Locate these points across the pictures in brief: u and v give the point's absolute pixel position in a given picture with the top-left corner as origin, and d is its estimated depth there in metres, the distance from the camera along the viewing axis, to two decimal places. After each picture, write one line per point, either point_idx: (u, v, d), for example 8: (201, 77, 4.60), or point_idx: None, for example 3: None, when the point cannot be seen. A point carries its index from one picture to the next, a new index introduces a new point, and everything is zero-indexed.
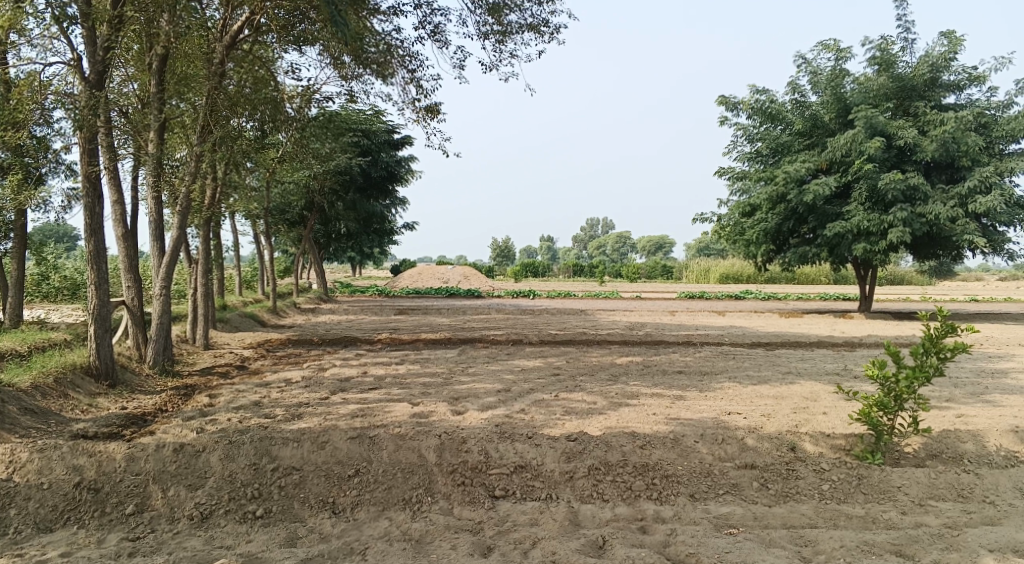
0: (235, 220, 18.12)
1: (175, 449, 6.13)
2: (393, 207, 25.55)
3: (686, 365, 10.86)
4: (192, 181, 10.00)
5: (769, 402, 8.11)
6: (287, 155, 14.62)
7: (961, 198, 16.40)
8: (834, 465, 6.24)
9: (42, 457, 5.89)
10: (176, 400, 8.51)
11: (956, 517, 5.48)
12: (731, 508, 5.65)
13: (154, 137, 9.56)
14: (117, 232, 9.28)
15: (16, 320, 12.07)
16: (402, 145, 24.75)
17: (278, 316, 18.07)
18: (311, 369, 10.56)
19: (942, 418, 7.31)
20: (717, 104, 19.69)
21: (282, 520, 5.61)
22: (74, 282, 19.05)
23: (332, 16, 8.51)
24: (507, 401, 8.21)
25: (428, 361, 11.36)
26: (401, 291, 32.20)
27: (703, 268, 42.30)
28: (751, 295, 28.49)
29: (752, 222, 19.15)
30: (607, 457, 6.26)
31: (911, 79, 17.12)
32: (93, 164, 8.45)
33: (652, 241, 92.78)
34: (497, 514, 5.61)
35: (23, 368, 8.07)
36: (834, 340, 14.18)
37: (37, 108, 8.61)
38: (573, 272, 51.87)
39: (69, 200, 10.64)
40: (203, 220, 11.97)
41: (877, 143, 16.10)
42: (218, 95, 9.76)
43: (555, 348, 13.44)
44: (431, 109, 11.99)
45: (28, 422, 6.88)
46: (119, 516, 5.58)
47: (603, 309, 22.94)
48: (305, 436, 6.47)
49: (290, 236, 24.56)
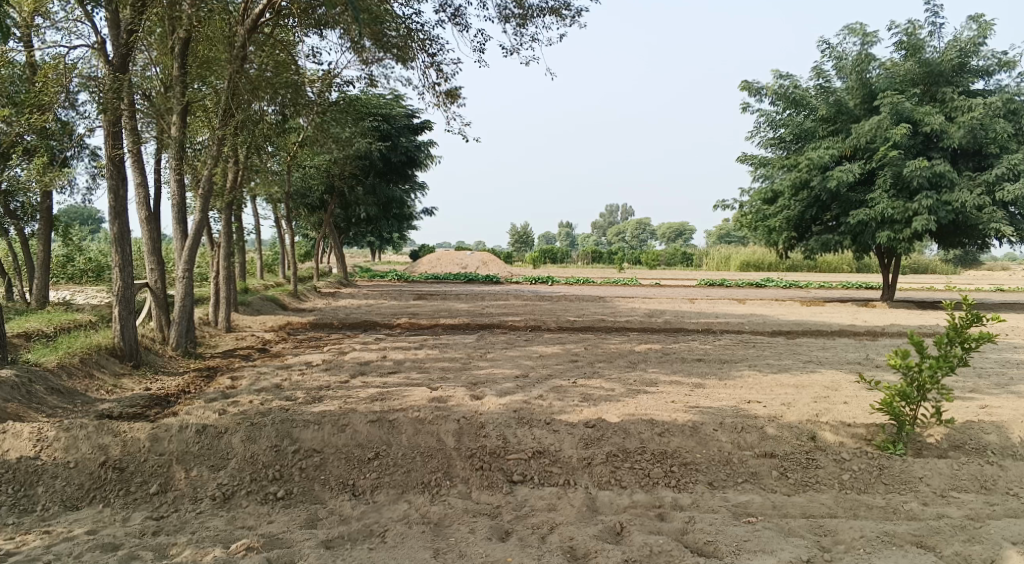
0: (256, 204, 18.27)
1: (198, 431, 6.22)
2: (412, 193, 25.58)
3: (705, 353, 10.81)
4: (215, 165, 10.07)
5: (789, 391, 8.06)
6: (307, 140, 14.67)
7: (988, 185, 16.09)
8: (854, 455, 6.17)
9: (68, 436, 5.99)
10: (199, 382, 8.63)
11: (979, 509, 5.41)
12: (749, 497, 5.63)
13: (176, 121, 9.62)
14: (140, 216, 9.40)
15: (43, 302, 12.29)
16: (421, 130, 24.74)
17: (299, 300, 18.23)
18: (331, 353, 10.66)
19: (966, 408, 7.21)
20: (740, 89, 19.41)
21: (303, 502, 5.69)
22: (99, 264, 19.36)
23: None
24: (525, 387, 8.23)
25: (447, 346, 11.41)
26: (419, 276, 32.29)
27: (723, 255, 42.02)
28: (771, 283, 28.20)
29: (774, 209, 18.91)
30: (626, 444, 6.26)
31: (939, 64, 16.73)
32: (117, 148, 8.51)
33: (671, 228, 92.15)
34: (515, 499, 5.63)
35: (50, 349, 8.22)
36: (856, 329, 14.02)
37: (62, 92, 8.70)
38: (592, 258, 51.75)
39: (94, 183, 10.76)
40: (225, 205, 12.07)
41: (903, 129, 15.84)
42: (240, 78, 9.76)
43: (573, 334, 13.44)
44: (450, 94, 11.96)
45: (54, 401, 7.02)
46: (143, 495, 5.69)
47: (622, 295, 22.89)
48: (325, 419, 6.53)
49: (310, 220, 24.71)
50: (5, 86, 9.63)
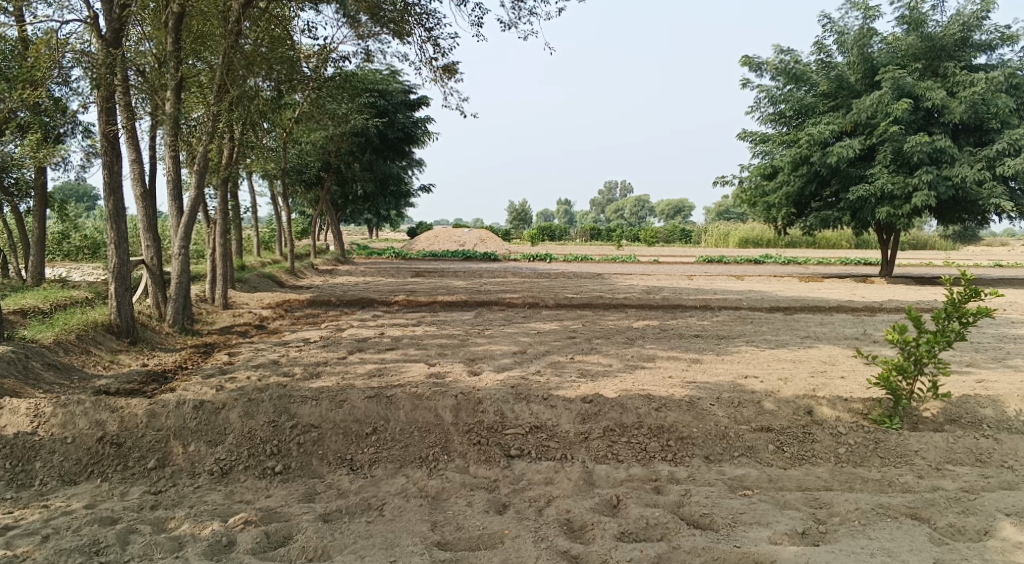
0: (253, 181, 18.16)
1: (195, 406, 6.21)
2: (410, 169, 25.43)
3: (702, 328, 10.83)
4: (210, 141, 9.95)
5: (786, 366, 8.09)
6: (303, 116, 14.52)
7: (988, 160, 16.02)
8: (851, 429, 6.20)
9: (65, 412, 5.99)
10: (196, 358, 8.63)
11: (973, 481, 5.45)
12: (745, 470, 5.66)
13: (171, 97, 9.47)
14: (136, 192, 9.32)
15: (39, 278, 12.24)
16: (419, 106, 24.52)
17: (296, 277, 18.18)
18: (329, 330, 10.66)
19: (962, 382, 7.25)
20: (740, 65, 19.22)
21: (301, 476, 5.71)
22: (95, 241, 19.28)
23: None
24: (522, 363, 8.24)
25: (445, 323, 11.41)
26: (417, 254, 32.24)
27: (722, 233, 41.96)
28: (769, 259, 28.19)
29: (773, 185, 18.80)
30: (622, 419, 6.28)
31: (941, 39, 16.53)
32: (112, 124, 8.41)
33: (670, 204, 91.88)
34: (512, 473, 5.65)
35: (46, 325, 8.18)
36: (854, 305, 14.03)
37: (54, 67, 8.57)
38: (590, 236, 51.68)
39: (89, 160, 10.66)
40: (221, 181, 11.94)
41: (904, 104, 15.71)
42: (235, 54, 9.65)
43: (571, 311, 13.44)
44: (447, 68, 11.81)
45: (51, 377, 7.02)
46: (141, 470, 5.70)
47: (620, 272, 22.87)
48: (323, 395, 6.54)
49: (307, 198, 24.57)
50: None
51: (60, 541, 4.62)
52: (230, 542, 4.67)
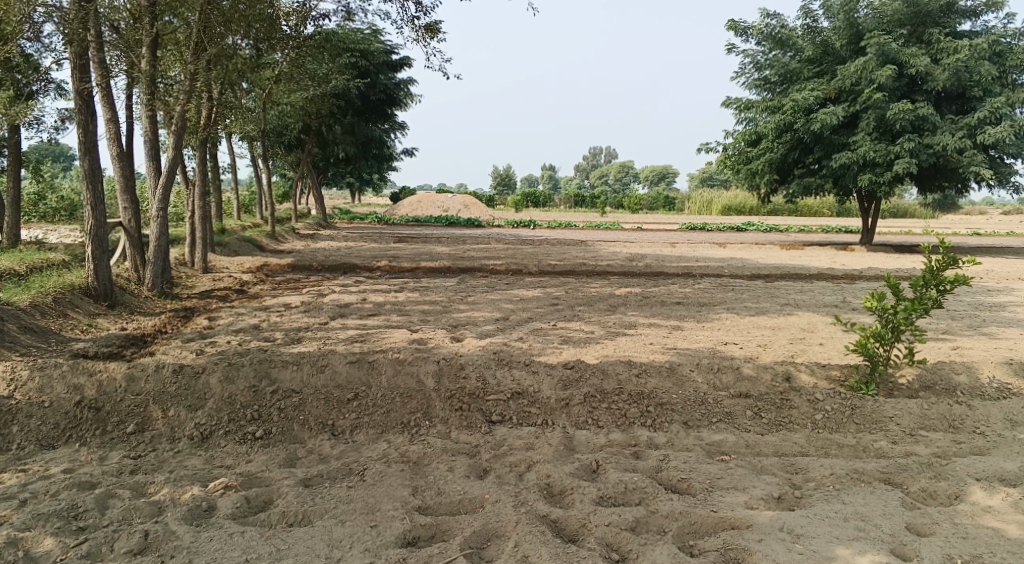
0: (231, 142, 17.82)
1: (175, 370, 6.21)
2: (392, 131, 25.07)
3: (685, 296, 10.89)
4: (187, 101, 9.50)
5: (767, 333, 8.17)
6: (283, 75, 14.20)
7: (969, 129, 16.09)
8: (828, 396, 6.28)
9: (42, 375, 5.95)
10: (176, 323, 8.54)
11: (946, 447, 5.56)
12: (723, 436, 5.73)
13: (146, 54, 9.22)
14: (112, 152, 9.11)
15: (13, 240, 11.97)
16: (401, 67, 24.09)
17: (278, 242, 17.98)
18: (310, 295, 10.57)
19: (938, 350, 7.36)
20: (726, 29, 19.07)
21: (282, 441, 5.70)
22: (71, 203, 18.91)
23: None
24: (505, 329, 8.24)
25: (428, 288, 11.38)
26: (400, 219, 32.01)
27: (706, 200, 42.07)
28: (752, 227, 28.32)
29: (757, 151, 18.72)
30: (603, 385, 6.31)
31: (927, 4, 16.41)
32: (85, 81, 8.16)
33: (655, 170, 91.73)
34: (494, 438, 5.67)
35: (22, 288, 8.06)
36: (834, 273, 14.17)
37: (25, 23, 8.22)
38: (575, 202, 51.57)
39: (62, 119, 10.36)
40: (199, 142, 11.66)
41: (888, 70, 15.64)
42: (213, 11, 9.38)
43: (555, 277, 13.44)
44: (429, 27, 11.58)
45: (28, 341, 6.92)
46: (120, 434, 5.65)
47: (603, 238, 22.87)
48: (304, 360, 6.52)
49: (288, 160, 24.17)
50: None
51: (38, 505, 4.59)
52: (210, 507, 4.66)
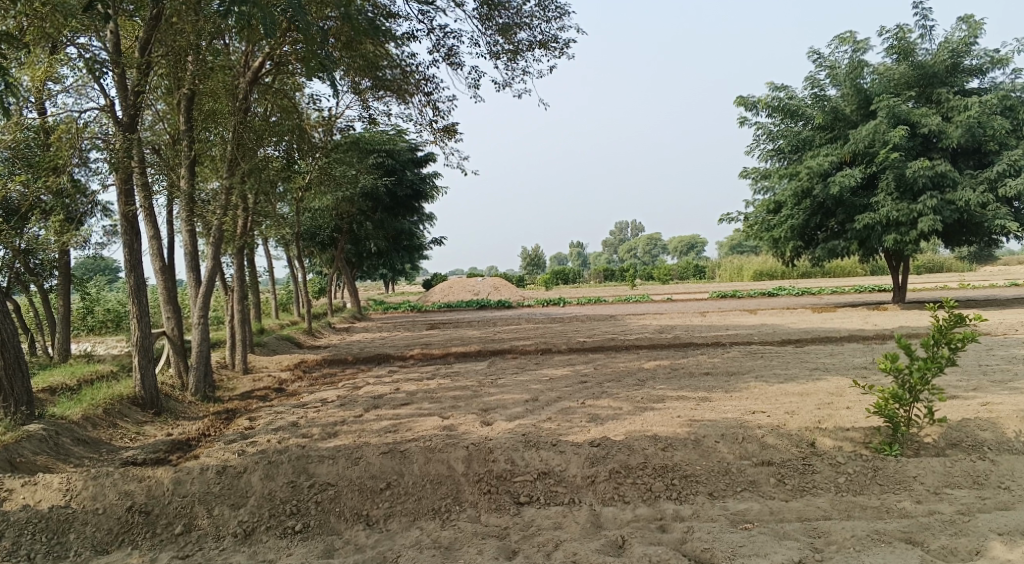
0: (268, 246, 18.73)
1: (217, 472, 6.51)
2: (420, 223, 26.00)
3: (712, 366, 10.98)
4: (224, 215, 10.24)
5: (794, 400, 8.21)
6: (313, 181, 15.11)
7: (990, 182, 16.25)
8: (850, 458, 6.37)
9: (95, 484, 6.27)
10: (218, 425, 8.92)
11: (970, 504, 5.64)
12: (748, 505, 5.81)
13: (185, 173, 9.92)
14: (155, 266, 9.78)
15: (65, 354, 12.60)
16: (425, 162, 25.27)
17: (314, 337, 18.54)
18: (346, 389, 10.91)
19: (966, 406, 7.38)
20: (735, 105, 19.76)
21: (320, 534, 5.93)
22: (117, 314, 19.86)
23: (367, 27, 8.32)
24: (534, 411, 8.44)
25: (458, 375, 11.65)
26: (433, 306, 32.64)
27: (735, 268, 42.11)
28: (784, 291, 28.25)
29: (778, 219, 18.99)
30: (629, 460, 6.44)
31: (932, 66, 16.87)
32: (130, 205, 8.90)
33: (683, 241, 92.52)
34: (522, 520, 5.83)
35: (75, 401, 8.55)
36: (865, 333, 14.12)
37: (75, 152, 9.08)
38: (604, 277, 51.93)
39: (109, 238, 11.16)
40: (236, 250, 12.30)
41: (901, 131, 16.01)
42: (244, 130, 10.35)
43: (584, 355, 13.63)
44: (447, 129, 12.38)
45: (80, 452, 7.31)
46: (169, 536, 5.96)
47: (633, 313, 23.02)
48: (339, 454, 6.82)
49: (323, 258, 25.13)
50: (22, 148, 9.96)
51: None
52: None
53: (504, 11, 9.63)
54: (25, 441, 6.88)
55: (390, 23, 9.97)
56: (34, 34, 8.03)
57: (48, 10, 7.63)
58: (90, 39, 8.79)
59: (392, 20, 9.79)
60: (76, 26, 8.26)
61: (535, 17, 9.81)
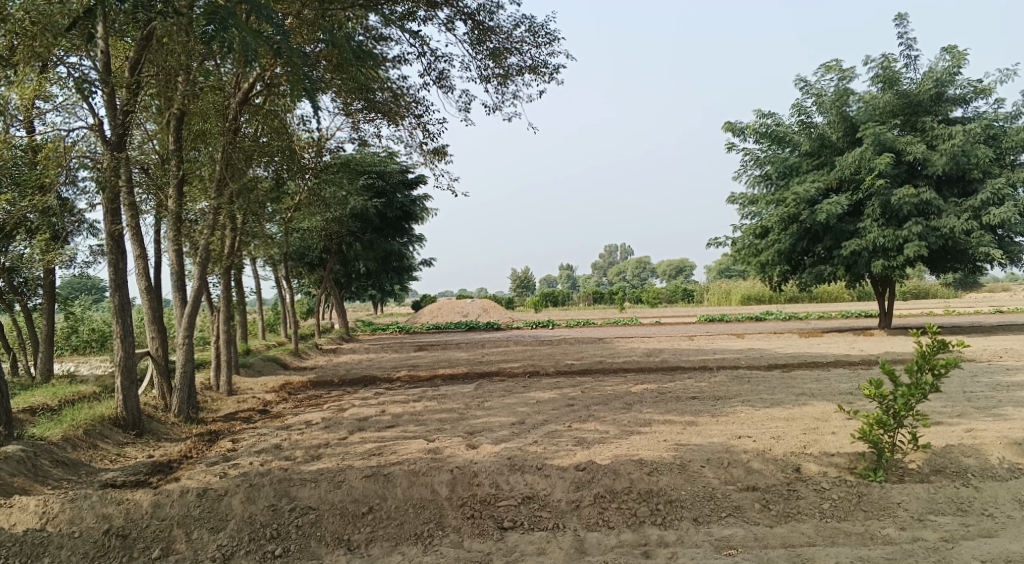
0: (257, 266, 18.66)
1: (198, 495, 6.42)
2: (410, 245, 26.00)
3: (700, 390, 10.97)
4: (211, 235, 10.21)
5: (780, 425, 8.21)
6: (303, 202, 15.13)
7: (974, 210, 16.45)
8: (834, 484, 6.37)
9: (72, 507, 6.15)
10: (200, 447, 8.80)
11: (954, 531, 5.65)
12: (733, 530, 5.80)
13: (173, 193, 9.90)
14: (140, 286, 9.71)
15: (47, 375, 12.42)
16: (415, 184, 25.33)
17: (301, 358, 18.41)
18: (331, 410, 10.82)
19: (950, 432, 7.41)
20: (723, 131, 19.99)
21: (300, 559, 5.84)
22: (102, 334, 19.69)
23: (354, 53, 8.34)
24: (520, 434, 8.39)
25: (445, 397, 11.57)
26: (421, 327, 32.48)
27: (723, 292, 42.36)
28: (772, 316, 28.36)
29: (766, 243, 19.10)
30: (614, 484, 6.41)
31: (917, 95, 17.16)
32: (117, 223, 8.82)
33: (672, 264, 93.17)
34: (506, 545, 5.77)
35: (55, 422, 8.43)
36: (851, 358, 14.18)
37: (61, 171, 9.04)
38: (593, 300, 51.93)
39: (95, 257, 11.09)
40: (223, 270, 12.23)
41: (886, 159, 16.25)
42: (233, 150, 10.38)
43: (572, 378, 13.58)
44: (437, 152, 12.46)
45: (59, 474, 7.18)
46: (146, 560, 5.84)
47: (621, 336, 23.01)
48: (322, 478, 6.74)
49: (311, 278, 25.05)
50: (9, 166, 9.93)
51: None
52: None
53: (494, 36, 9.76)
54: (2, 462, 6.76)
55: (382, 46, 10.07)
56: (24, 53, 8.05)
57: (39, 30, 7.66)
58: (81, 58, 8.81)
59: (383, 44, 9.88)
60: (66, 45, 8.27)
61: (525, 42, 9.96)
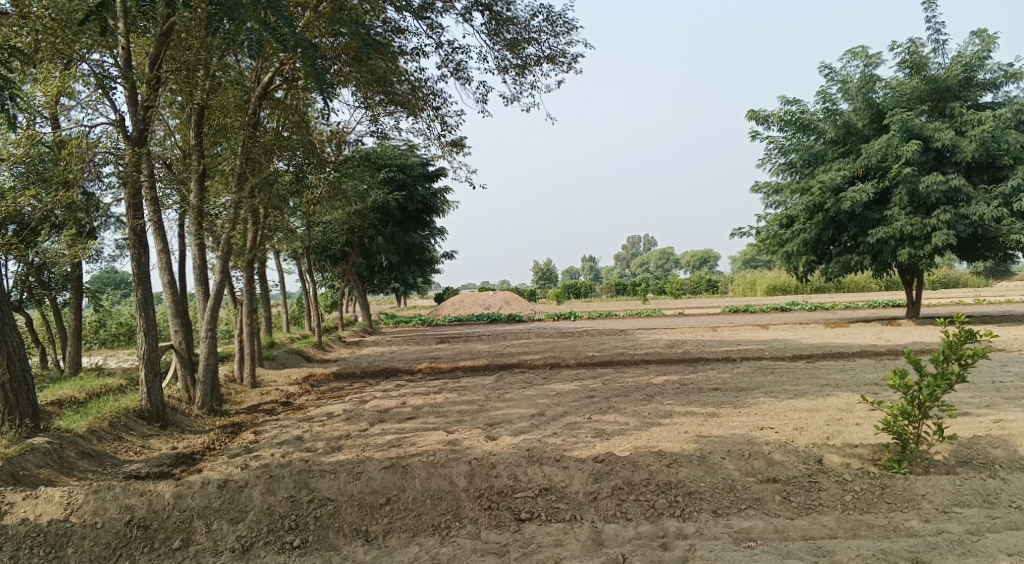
0: (280, 259, 18.80)
1: (219, 486, 6.49)
2: (432, 237, 26.04)
3: (723, 381, 10.84)
4: (232, 228, 10.28)
5: (803, 416, 8.07)
6: (324, 196, 15.20)
7: (1005, 197, 16.02)
8: (857, 476, 6.26)
9: (96, 498, 6.26)
10: (222, 439, 8.91)
11: (980, 523, 5.53)
12: (753, 522, 5.73)
13: (195, 187, 10.03)
14: (164, 279, 9.83)
15: (76, 368, 12.64)
16: (436, 176, 25.33)
17: (324, 351, 18.53)
18: (353, 402, 10.89)
19: (978, 423, 7.23)
20: (747, 119, 19.70)
21: (318, 549, 5.88)
22: (130, 328, 20.02)
23: (370, 45, 8.29)
24: (539, 426, 8.38)
25: (465, 389, 11.56)
26: (443, 320, 32.51)
27: (748, 283, 41.83)
28: (798, 306, 27.91)
29: (790, 233, 18.80)
30: (632, 476, 6.36)
31: (945, 80, 16.72)
32: (138, 218, 8.89)
33: (695, 256, 92.31)
34: (523, 537, 5.76)
35: (81, 415, 8.59)
36: (878, 348, 13.93)
37: (85, 167, 9.16)
38: (615, 291, 51.63)
39: (121, 251, 11.24)
40: (246, 263, 12.34)
41: (913, 146, 15.88)
42: (252, 143, 10.45)
43: (593, 370, 13.51)
44: (455, 143, 12.45)
45: (84, 465, 7.32)
46: (167, 550, 5.92)
47: (643, 327, 22.80)
48: (341, 469, 6.77)
49: (334, 272, 25.19)
50: (36, 163, 10.10)
51: None
52: None
53: (512, 26, 9.69)
54: (29, 454, 6.89)
55: (399, 38, 10.08)
56: (47, 51, 8.11)
57: (62, 29, 7.75)
58: (103, 55, 8.86)
59: (400, 36, 9.88)
60: (90, 43, 8.37)
61: (543, 32, 9.88)
